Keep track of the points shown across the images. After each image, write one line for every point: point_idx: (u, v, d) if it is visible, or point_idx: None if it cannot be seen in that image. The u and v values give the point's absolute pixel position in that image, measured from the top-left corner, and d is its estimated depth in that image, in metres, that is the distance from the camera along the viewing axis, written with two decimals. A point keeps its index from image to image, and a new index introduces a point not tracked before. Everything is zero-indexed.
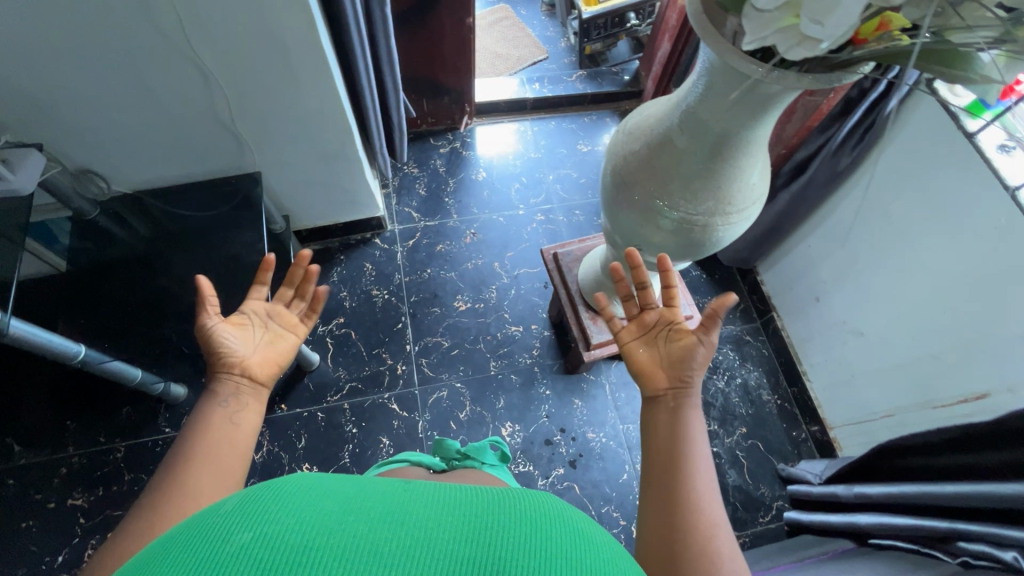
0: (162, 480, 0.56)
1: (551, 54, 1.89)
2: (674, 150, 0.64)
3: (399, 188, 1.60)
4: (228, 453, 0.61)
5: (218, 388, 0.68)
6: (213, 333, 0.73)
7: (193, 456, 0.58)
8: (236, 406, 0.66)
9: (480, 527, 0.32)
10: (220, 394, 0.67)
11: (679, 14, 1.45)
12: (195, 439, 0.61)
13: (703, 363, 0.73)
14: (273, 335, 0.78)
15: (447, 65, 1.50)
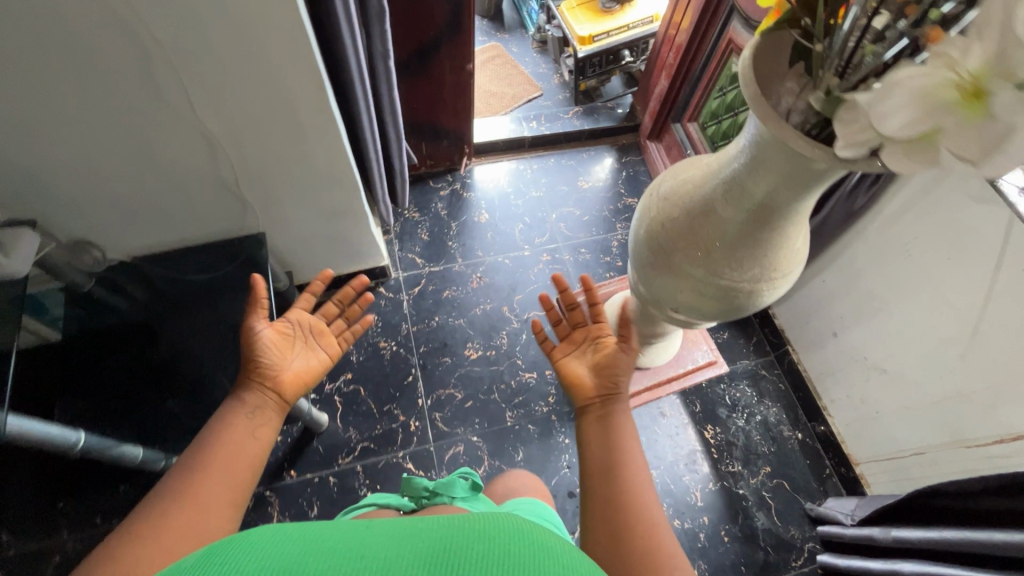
0: (175, 480, 0.64)
1: (545, 91, 1.89)
2: (718, 218, 0.62)
3: (401, 233, 1.57)
4: (240, 460, 0.69)
5: (248, 395, 0.77)
6: (258, 340, 0.81)
7: (202, 459, 0.67)
8: (257, 417, 0.75)
9: (440, 553, 0.41)
10: (249, 403, 0.76)
11: (676, 52, 1.46)
12: (217, 439, 0.70)
13: (627, 367, 0.83)
14: (309, 350, 0.87)
15: (447, 109, 1.48)
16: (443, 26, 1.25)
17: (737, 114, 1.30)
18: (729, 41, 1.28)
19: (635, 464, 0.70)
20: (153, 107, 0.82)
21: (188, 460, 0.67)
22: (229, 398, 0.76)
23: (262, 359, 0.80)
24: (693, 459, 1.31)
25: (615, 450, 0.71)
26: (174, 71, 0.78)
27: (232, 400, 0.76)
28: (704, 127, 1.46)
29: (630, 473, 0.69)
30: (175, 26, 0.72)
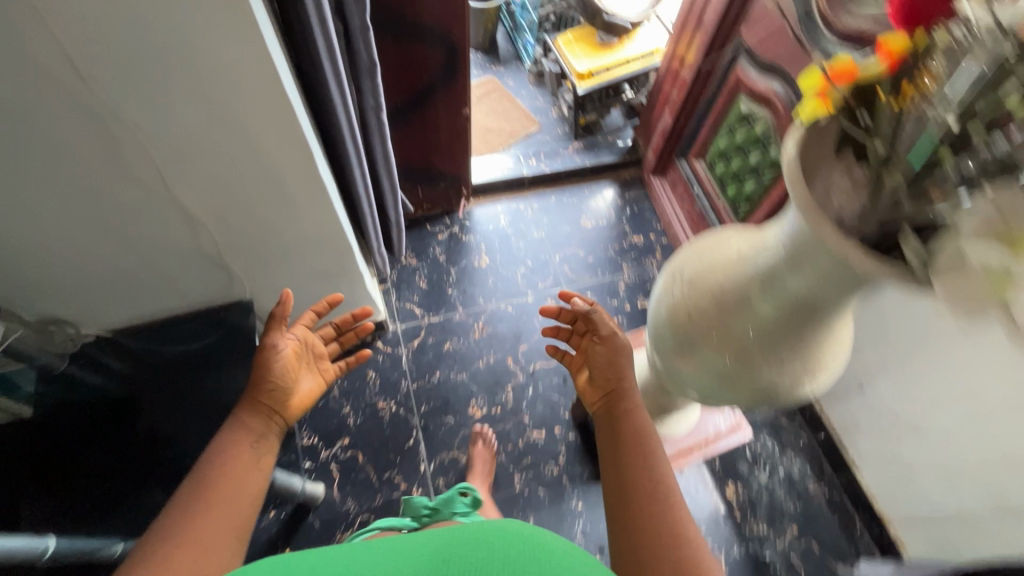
0: (178, 510, 0.60)
1: (543, 125, 1.84)
2: (754, 313, 0.56)
3: (398, 282, 1.50)
4: (244, 487, 0.65)
5: (250, 417, 0.74)
6: (269, 356, 0.78)
7: (204, 484, 0.63)
8: (259, 444, 0.71)
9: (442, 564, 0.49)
10: (253, 428, 0.73)
11: (680, 89, 1.41)
12: (217, 463, 0.66)
13: (610, 351, 0.91)
14: (311, 373, 0.86)
15: (443, 153, 1.42)
16: (439, 72, 1.19)
17: (748, 156, 1.24)
18: (736, 80, 1.23)
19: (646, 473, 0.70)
20: (122, 183, 0.76)
21: (189, 489, 0.62)
22: (232, 420, 0.73)
23: (270, 381, 0.77)
24: (715, 521, 1.23)
25: (634, 474, 0.70)
26: (144, 146, 0.71)
27: (236, 424, 0.72)
28: (712, 166, 1.39)
29: (645, 487, 0.69)
30: (141, 101, 0.66)
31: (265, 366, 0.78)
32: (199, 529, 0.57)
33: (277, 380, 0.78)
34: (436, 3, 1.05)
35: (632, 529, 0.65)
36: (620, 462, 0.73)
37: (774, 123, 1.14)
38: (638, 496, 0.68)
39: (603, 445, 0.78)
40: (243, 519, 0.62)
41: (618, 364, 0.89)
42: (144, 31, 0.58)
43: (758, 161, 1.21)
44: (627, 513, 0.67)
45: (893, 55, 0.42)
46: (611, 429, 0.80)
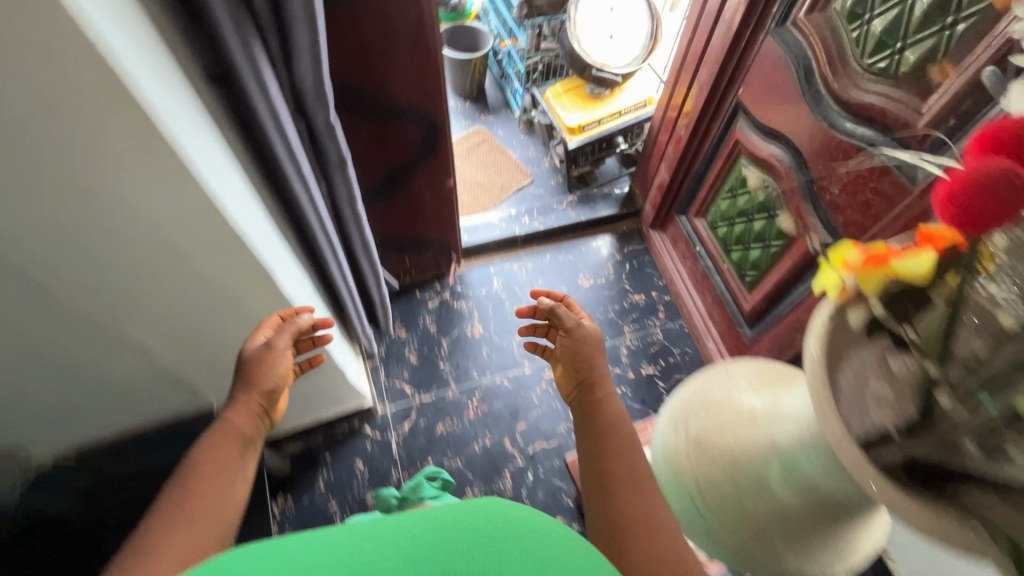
0: (163, 513, 0.56)
1: (536, 177, 1.77)
2: (774, 499, 0.48)
3: (387, 357, 1.42)
4: (228, 494, 0.61)
5: (234, 415, 0.70)
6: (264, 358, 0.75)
7: (192, 487, 0.59)
8: (243, 447, 0.68)
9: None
10: (239, 427, 0.69)
11: (676, 146, 1.34)
12: (205, 468, 0.62)
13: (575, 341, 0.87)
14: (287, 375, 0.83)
15: (429, 223, 1.35)
16: (418, 148, 1.12)
17: (752, 221, 1.16)
18: (736, 141, 1.15)
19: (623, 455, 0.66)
20: (56, 322, 0.69)
21: (173, 492, 0.59)
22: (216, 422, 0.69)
23: (261, 383, 0.74)
24: None
25: (608, 463, 0.66)
26: (77, 287, 0.64)
27: (219, 427, 0.68)
28: (714, 227, 1.31)
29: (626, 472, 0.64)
30: (62, 247, 0.59)
31: (249, 369, 0.74)
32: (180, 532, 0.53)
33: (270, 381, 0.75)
34: (410, 82, 0.98)
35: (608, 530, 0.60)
36: (596, 457, 0.68)
37: (778, 191, 1.06)
38: (615, 488, 0.63)
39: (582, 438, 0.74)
40: (225, 523, 0.58)
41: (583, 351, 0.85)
42: (51, 180, 0.51)
43: (763, 229, 1.13)
44: (604, 505, 0.62)
45: (938, 244, 0.34)
46: (586, 424, 0.75)
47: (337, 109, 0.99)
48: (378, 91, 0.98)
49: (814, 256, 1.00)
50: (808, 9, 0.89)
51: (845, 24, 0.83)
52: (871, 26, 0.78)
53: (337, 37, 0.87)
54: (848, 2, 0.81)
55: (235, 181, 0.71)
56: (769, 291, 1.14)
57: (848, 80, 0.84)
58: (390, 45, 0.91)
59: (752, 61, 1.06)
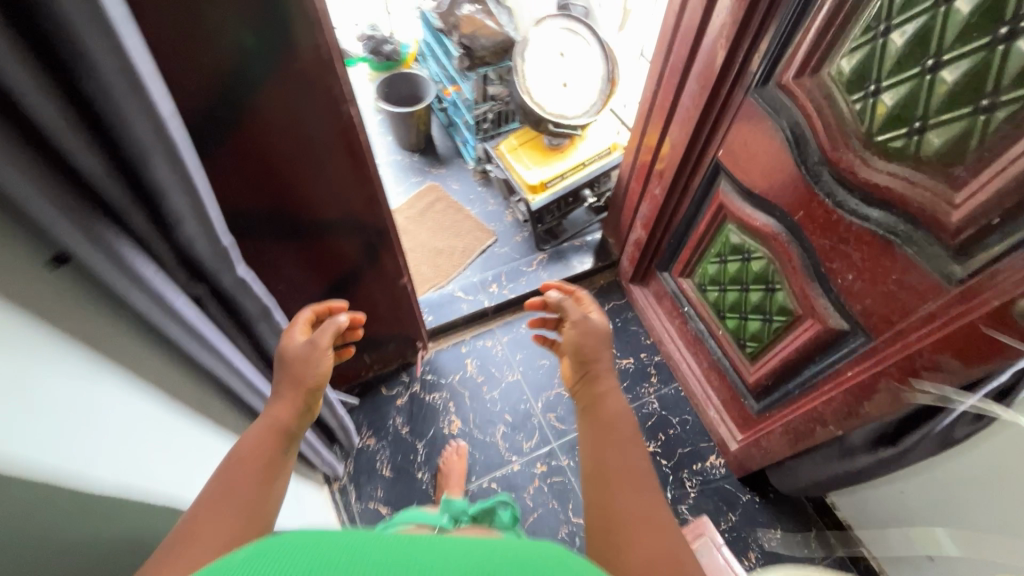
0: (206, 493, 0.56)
1: (500, 234, 1.62)
2: None
3: (357, 475, 1.24)
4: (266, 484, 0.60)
5: (278, 409, 0.70)
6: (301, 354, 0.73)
7: (225, 482, 0.57)
8: (285, 442, 0.67)
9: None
10: (281, 421, 0.68)
11: (653, 205, 1.21)
12: (238, 460, 0.60)
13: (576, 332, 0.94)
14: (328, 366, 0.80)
15: (386, 319, 1.18)
16: (359, 255, 0.96)
17: (747, 291, 1.03)
18: (720, 204, 1.02)
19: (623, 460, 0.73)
20: None
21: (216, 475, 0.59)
22: (260, 415, 0.69)
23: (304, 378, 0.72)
24: None
25: (608, 466, 0.72)
26: None
27: (267, 416, 0.68)
28: (703, 290, 1.19)
29: (624, 472, 0.71)
30: None
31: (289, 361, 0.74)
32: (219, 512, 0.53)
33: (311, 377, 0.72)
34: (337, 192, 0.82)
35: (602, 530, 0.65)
36: (600, 456, 0.75)
37: (776, 263, 0.93)
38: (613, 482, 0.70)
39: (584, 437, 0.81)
40: (260, 516, 0.56)
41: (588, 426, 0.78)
42: None
43: (762, 302, 1.00)
44: (602, 506, 0.68)
45: None
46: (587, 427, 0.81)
47: (246, 237, 0.81)
48: (300, 209, 0.82)
49: (827, 340, 0.87)
50: (796, 72, 0.76)
51: (844, 94, 0.71)
52: (879, 99, 0.66)
53: (237, 163, 0.70)
54: (846, 70, 0.69)
55: (117, 393, 0.54)
56: (776, 368, 1.02)
57: (853, 156, 0.71)
58: (307, 159, 0.75)
59: (730, 121, 0.93)
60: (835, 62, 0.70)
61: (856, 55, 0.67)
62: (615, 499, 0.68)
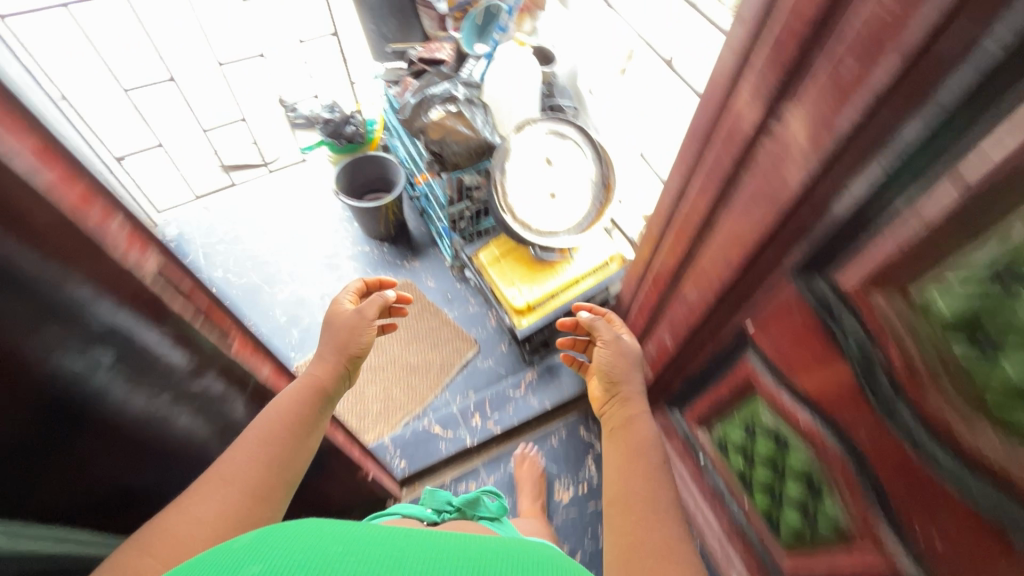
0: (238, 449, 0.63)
1: (482, 343, 1.42)
2: None
3: None
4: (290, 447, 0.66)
5: (319, 371, 0.77)
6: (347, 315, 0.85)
7: (253, 435, 0.64)
8: (322, 400, 0.73)
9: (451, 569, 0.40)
10: (320, 381, 0.75)
11: (660, 349, 1.03)
12: (269, 417, 0.66)
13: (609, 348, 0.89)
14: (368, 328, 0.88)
15: (345, 500, 0.97)
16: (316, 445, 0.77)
17: (784, 480, 0.84)
18: (747, 377, 0.83)
19: (645, 467, 0.70)
20: None
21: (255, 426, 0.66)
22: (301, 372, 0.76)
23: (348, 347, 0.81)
24: None
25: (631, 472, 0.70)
26: None
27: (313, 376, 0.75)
28: (723, 448, 1.00)
29: (650, 483, 0.68)
30: None
31: (338, 331, 0.83)
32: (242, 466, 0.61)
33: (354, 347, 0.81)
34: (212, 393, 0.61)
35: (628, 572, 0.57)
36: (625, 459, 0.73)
37: (824, 469, 0.74)
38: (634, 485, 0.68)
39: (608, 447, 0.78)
40: (286, 467, 0.65)
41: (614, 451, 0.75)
42: None
43: (804, 499, 0.81)
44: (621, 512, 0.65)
45: None
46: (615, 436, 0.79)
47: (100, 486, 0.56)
48: (207, 452, 0.64)
49: None
50: (865, 281, 0.57)
51: (938, 330, 0.51)
52: (996, 362, 0.47)
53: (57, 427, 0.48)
54: (947, 308, 0.49)
55: None
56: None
57: (948, 408, 0.53)
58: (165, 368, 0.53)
59: (762, 295, 0.74)
60: (924, 291, 0.51)
61: (961, 294, 0.48)
62: (636, 505, 0.65)
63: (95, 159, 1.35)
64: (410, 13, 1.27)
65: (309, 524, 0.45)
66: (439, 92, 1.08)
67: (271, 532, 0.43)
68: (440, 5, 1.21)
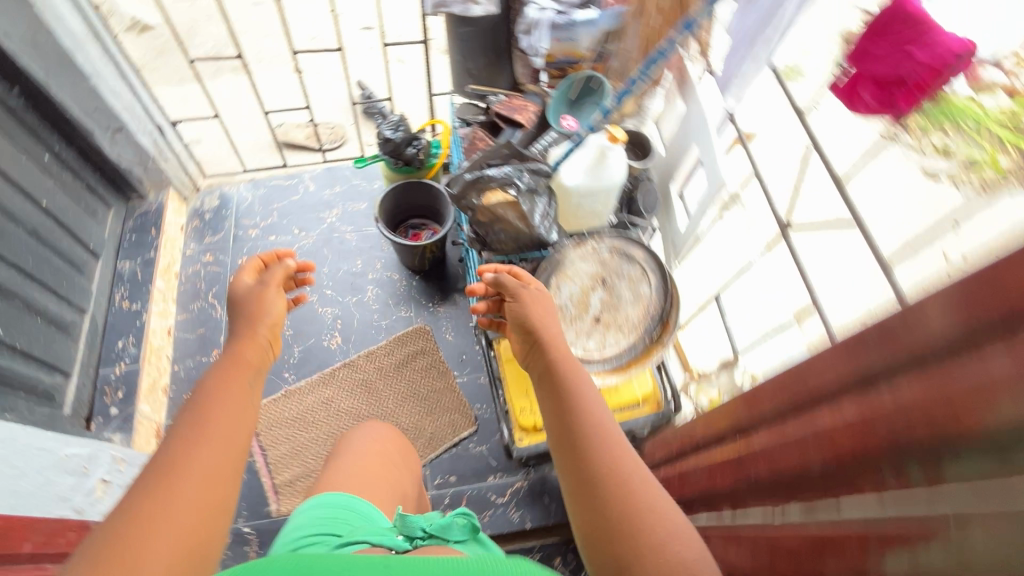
0: (180, 443, 0.56)
1: (481, 424, 1.29)
2: None
3: None
4: (236, 430, 0.62)
5: (246, 349, 0.78)
6: (236, 286, 0.87)
7: (197, 417, 0.60)
8: (252, 373, 0.74)
9: None
10: (246, 356, 0.76)
11: None
12: (210, 399, 0.63)
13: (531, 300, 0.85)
14: (273, 289, 0.89)
15: None
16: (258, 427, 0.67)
17: None
18: None
19: (588, 423, 0.72)
20: None
21: (189, 414, 0.61)
22: (228, 351, 0.77)
23: (260, 316, 0.84)
24: None
25: (579, 434, 0.71)
26: None
27: (232, 356, 0.75)
28: None
29: (599, 444, 0.69)
30: None
31: (245, 306, 0.85)
32: (201, 456, 0.55)
33: (267, 316, 0.84)
34: None
35: (596, 511, 0.64)
36: (566, 424, 0.73)
37: None
38: (590, 457, 0.68)
39: (545, 402, 0.79)
40: (239, 441, 0.61)
41: (559, 406, 0.76)
42: None
43: None
44: (585, 484, 0.67)
45: None
46: (547, 392, 0.79)
47: None
48: None
49: None
50: None
51: None
52: None
53: None
54: None
55: None
56: None
57: None
58: None
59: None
60: None
61: None
62: (593, 474, 0.66)
63: (147, 120, 1.31)
64: (503, 54, 1.10)
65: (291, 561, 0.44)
66: (496, 172, 0.92)
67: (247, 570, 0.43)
68: (536, 58, 1.01)
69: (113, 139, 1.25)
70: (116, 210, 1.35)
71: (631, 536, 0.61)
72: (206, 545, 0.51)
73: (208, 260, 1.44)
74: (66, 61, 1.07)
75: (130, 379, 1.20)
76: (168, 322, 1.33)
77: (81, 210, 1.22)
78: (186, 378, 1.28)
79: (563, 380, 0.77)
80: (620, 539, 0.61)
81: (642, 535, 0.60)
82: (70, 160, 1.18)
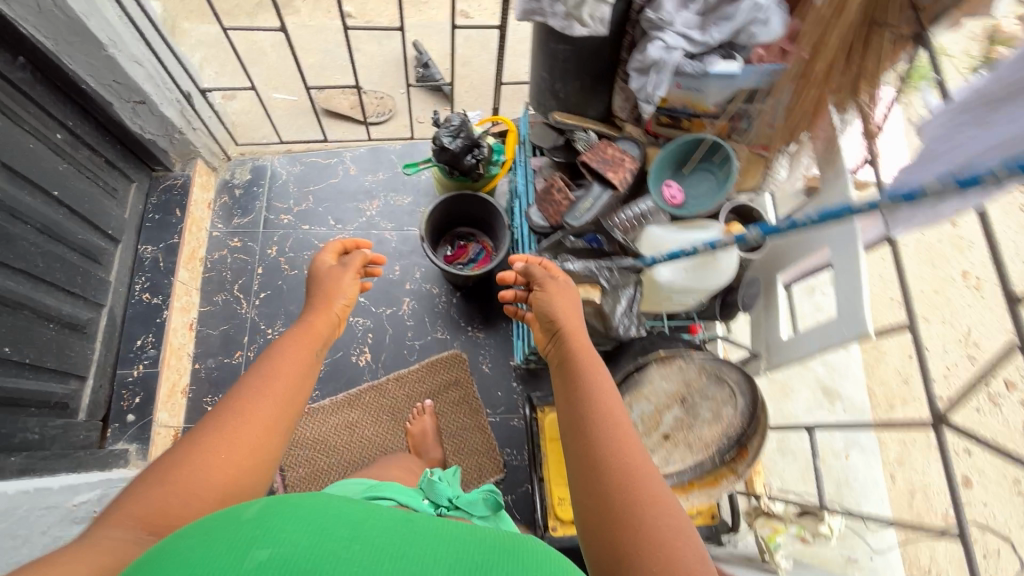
0: (247, 388, 0.56)
1: (510, 472, 1.21)
2: None
3: None
4: (300, 386, 0.60)
5: (316, 318, 0.73)
6: (316, 271, 0.81)
7: (264, 363, 0.60)
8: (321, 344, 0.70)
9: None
10: (318, 328, 0.72)
11: None
12: (279, 353, 0.62)
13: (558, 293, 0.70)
14: (352, 275, 0.81)
15: None
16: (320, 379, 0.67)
17: None
18: None
19: (602, 406, 0.57)
20: None
21: (263, 364, 0.60)
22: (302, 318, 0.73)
23: (336, 294, 0.78)
24: None
25: (593, 419, 0.56)
26: None
27: (304, 326, 0.70)
28: None
29: (612, 426, 0.55)
30: None
31: (320, 279, 0.80)
32: (261, 404, 0.55)
33: (344, 294, 0.78)
34: None
35: (596, 504, 0.50)
36: (576, 403, 0.58)
37: None
38: (599, 443, 0.54)
39: (559, 382, 0.64)
40: (300, 405, 0.60)
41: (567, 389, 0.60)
42: None
43: None
44: (586, 470, 0.52)
45: None
46: (560, 371, 0.64)
47: None
48: None
49: None
50: None
51: None
52: None
53: None
54: None
55: None
56: None
57: None
58: None
59: None
60: None
61: None
62: (598, 459, 0.52)
63: (172, 87, 1.11)
64: (602, 81, 0.89)
65: (330, 497, 0.40)
66: (575, 268, 0.76)
67: (282, 507, 0.37)
68: (645, 106, 0.80)
69: (134, 111, 1.09)
70: (138, 183, 1.22)
71: (636, 535, 0.46)
72: (246, 502, 0.50)
73: (236, 245, 1.32)
74: (75, 28, 0.89)
75: (148, 383, 1.13)
76: (190, 316, 1.23)
77: (99, 192, 1.09)
78: (207, 380, 1.20)
79: (581, 365, 0.63)
80: (617, 538, 0.47)
81: (647, 531, 0.46)
82: (86, 136, 1.04)
